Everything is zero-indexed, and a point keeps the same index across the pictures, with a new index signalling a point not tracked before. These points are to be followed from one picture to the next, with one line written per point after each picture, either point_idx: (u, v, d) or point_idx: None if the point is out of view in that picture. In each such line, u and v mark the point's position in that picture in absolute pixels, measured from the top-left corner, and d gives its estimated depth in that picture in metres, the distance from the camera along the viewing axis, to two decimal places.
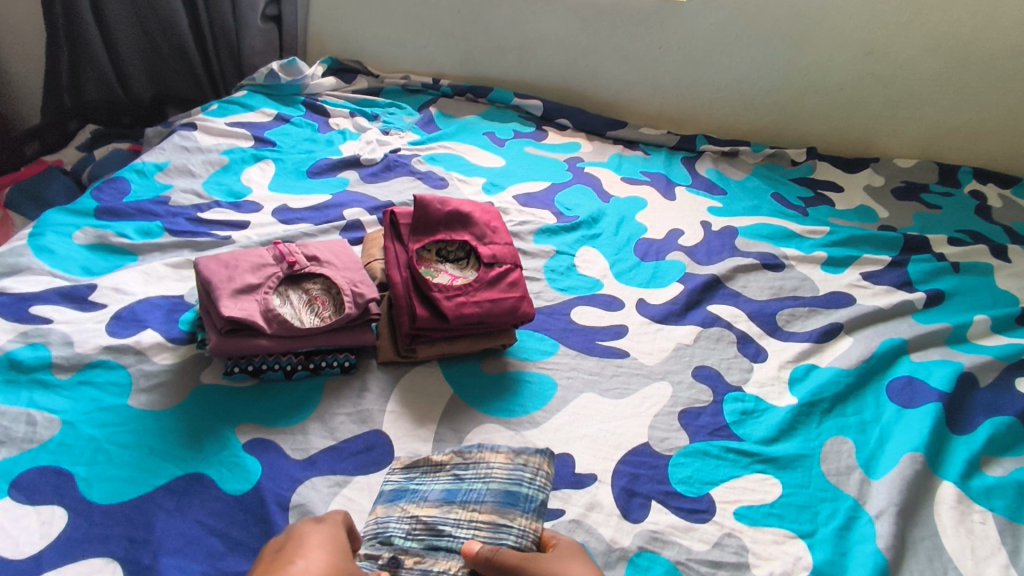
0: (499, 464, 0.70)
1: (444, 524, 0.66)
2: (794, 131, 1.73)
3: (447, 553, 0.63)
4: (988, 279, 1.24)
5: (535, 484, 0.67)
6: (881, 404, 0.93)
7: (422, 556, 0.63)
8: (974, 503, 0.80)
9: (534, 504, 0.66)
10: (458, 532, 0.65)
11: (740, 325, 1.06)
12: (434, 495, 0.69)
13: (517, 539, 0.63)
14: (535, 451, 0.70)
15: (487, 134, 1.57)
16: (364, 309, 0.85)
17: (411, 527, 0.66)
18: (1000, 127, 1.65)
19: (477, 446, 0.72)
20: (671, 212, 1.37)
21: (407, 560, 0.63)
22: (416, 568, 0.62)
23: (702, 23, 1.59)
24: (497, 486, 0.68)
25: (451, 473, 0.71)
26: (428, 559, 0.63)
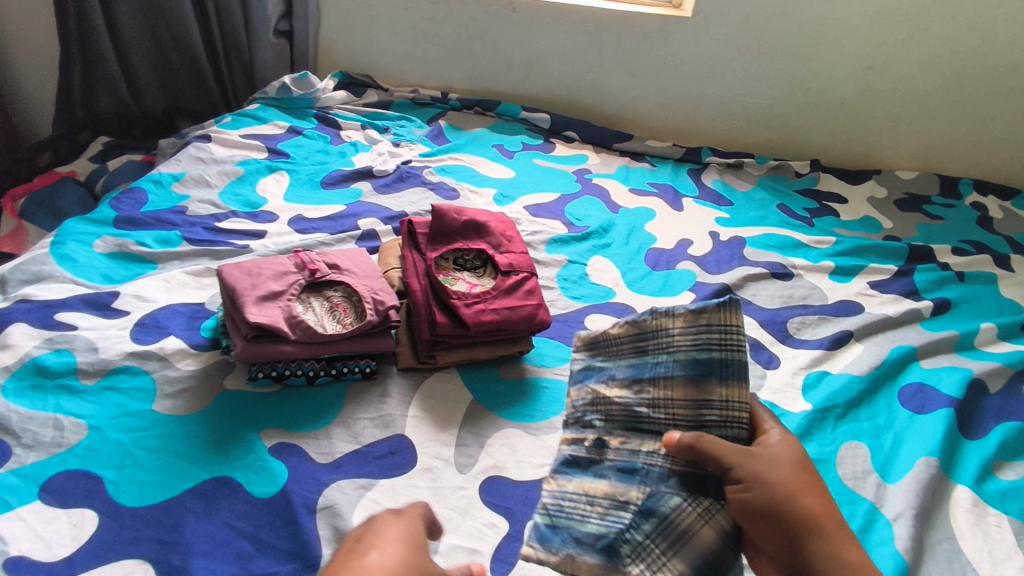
0: (680, 329, 0.63)
1: (638, 404, 0.66)
2: (798, 144, 1.76)
3: (652, 434, 0.64)
4: (993, 288, 1.26)
5: (725, 345, 0.59)
6: (893, 410, 0.94)
7: (628, 437, 0.66)
8: (989, 507, 0.81)
9: (730, 369, 0.59)
10: (654, 411, 0.64)
11: (752, 333, 1.07)
12: (622, 374, 0.70)
13: (722, 414, 0.60)
14: (717, 306, 0.60)
15: (495, 146, 1.59)
16: (385, 315, 0.87)
17: (609, 411, 0.70)
18: (998, 139, 1.69)
19: (653, 314, 0.66)
20: (679, 222, 1.39)
21: (613, 441, 0.68)
22: (625, 450, 0.66)
23: (706, 39, 1.62)
24: (684, 357, 0.62)
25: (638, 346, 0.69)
26: (634, 440, 0.66)
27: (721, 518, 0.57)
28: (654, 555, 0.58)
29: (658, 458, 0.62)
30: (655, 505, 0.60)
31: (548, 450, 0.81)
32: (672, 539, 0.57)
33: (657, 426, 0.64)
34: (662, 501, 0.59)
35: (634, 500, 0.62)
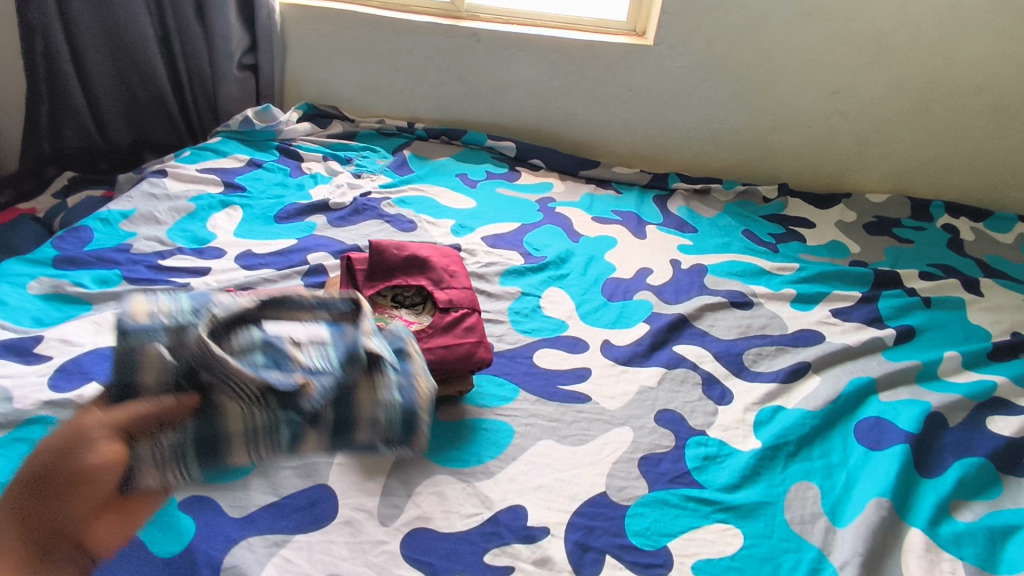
0: None
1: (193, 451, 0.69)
2: (768, 168, 1.75)
3: (245, 447, 0.71)
4: (960, 314, 1.23)
5: None
6: (848, 447, 0.90)
7: (258, 441, 0.72)
8: (943, 552, 0.76)
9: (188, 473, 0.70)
10: (199, 457, 0.69)
11: (706, 365, 1.04)
12: (168, 451, 0.68)
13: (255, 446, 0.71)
14: None
15: (459, 176, 1.58)
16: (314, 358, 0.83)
17: (195, 439, 0.68)
18: (968, 160, 1.68)
19: None
20: (640, 250, 1.36)
21: (248, 426, 0.70)
22: (268, 426, 0.71)
23: (671, 66, 1.61)
24: (168, 480, 0.69)
25: (236, 377, 0.69)
26: (262, 445, 0.72)
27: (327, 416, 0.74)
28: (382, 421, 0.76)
29: (291, 434, 0.73)
30: (346, 419, 0.75)
31: (477, 499, 0.77)
32: (403, 431, 0.77)
33: (213, 454, 0.70)
34: (338, 408, 0.74)
35: (325, 414, 0.74)
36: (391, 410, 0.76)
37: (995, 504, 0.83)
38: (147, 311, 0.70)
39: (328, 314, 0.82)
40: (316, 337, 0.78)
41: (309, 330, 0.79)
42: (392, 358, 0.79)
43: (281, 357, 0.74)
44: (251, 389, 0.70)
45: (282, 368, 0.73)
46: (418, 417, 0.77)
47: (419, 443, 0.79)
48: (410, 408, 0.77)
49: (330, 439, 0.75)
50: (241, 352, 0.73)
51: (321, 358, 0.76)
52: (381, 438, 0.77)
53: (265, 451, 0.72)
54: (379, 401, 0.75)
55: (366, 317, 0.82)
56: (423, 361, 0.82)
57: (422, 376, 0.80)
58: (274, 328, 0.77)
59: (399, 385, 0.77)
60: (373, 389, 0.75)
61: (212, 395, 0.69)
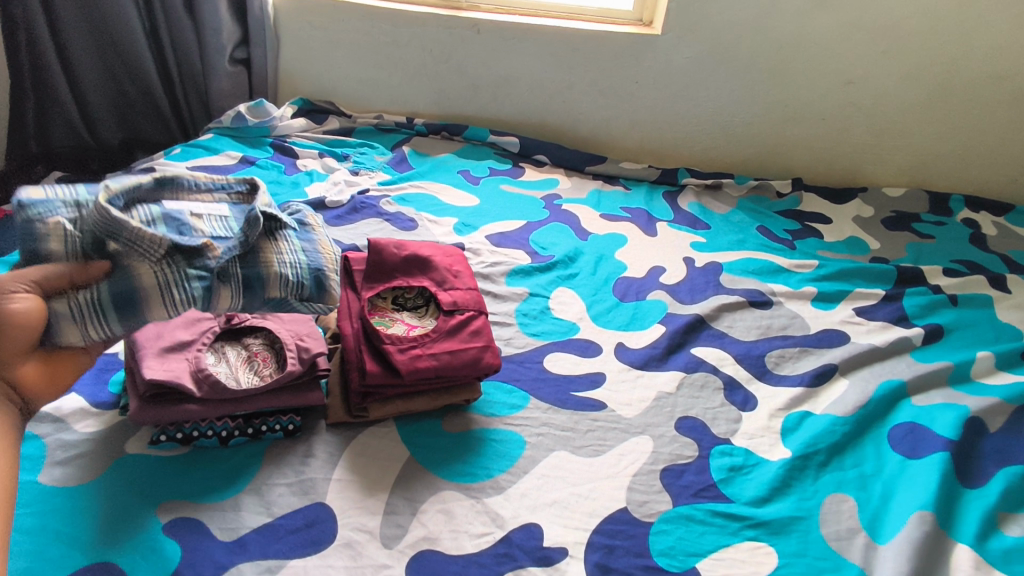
0: None
1: (110, 307, 0.65)
2: (779, 162, 1.69)
3: (168, 304, 0.67)
4: (989, 312, 1.18)
5: None
6: (883, 455, 0.83)
7: (178, 302, 0.67)
8: (993, 570, 0.70)
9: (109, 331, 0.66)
10: (117, 313, 0.65)
11: (727, 369, 0.97)
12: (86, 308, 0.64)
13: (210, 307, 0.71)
14: None
15: (461, 172, 1.52)
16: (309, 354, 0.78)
17: (108, 292, 0.65)
18: (987, 152, 1.62)
19: None
20: (651, 248, 1.30)
21: (164, 280, 0.66)
22: (189, 282, 0.68)
23: (679, 57, 1.56)
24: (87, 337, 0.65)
25: (139, 239, 0.65)
26: (180, 305, 0.68)
27: (241, 271, 0.72)
28: (299, 274, 0.77)
29: (211, 288, 0.70)
30: (262, 278, 0.74)
31: (488, 517, 0.70)
32: (315, 288, 0.79)
33: (126, 313, 0.65)
34: (252, 266, 0.73)
35: (233, 270, 0.72)
36: (299, 270, 0.77)
37: None
38: (44, 190, 0.66)
39: (228, 196, 0.80)
40: (217, 213, 0.76)
41: (211, 206, 0.77)
42: (290, 226, 0.79)
43: (184, 224, 0.71)
44: (153, 247, 0.65)
45: (185, 233, 0.70)
46: (326, 274, 0.80)
47: (333, 299, 0.81)
48: (317, 268, 0.79)
49: (249, 297, 0.73)
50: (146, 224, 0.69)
51: (226, 229, 0.75)
52: (298, 296, 0.78)
53: (183, 309, 0.68)
54: (282, 260, 0.75)
55: (262, 191, 0.81)
56: (325, 233, 0.85)
57: (325, 245, 0.82)
58: (174, 204, 0.73)
59: (303, 249, 0.79)
60: (276, 248, 0.76)
61: (119, 259, 0.65)
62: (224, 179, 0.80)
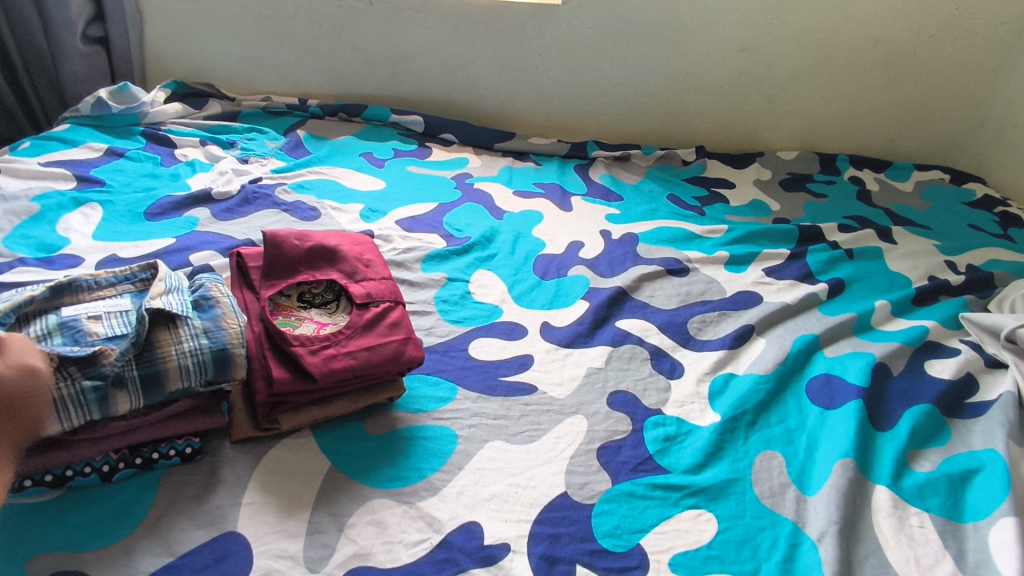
0: None
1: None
2: (683, 132, 1.72)
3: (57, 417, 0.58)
4: (880, 263, 1.26)
5: None
6: (804, 408, 0.85)
7: (69, 414, 0.58)
8: (910, 506, 0.72)
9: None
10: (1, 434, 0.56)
11: (652, 339, 0.96)
12: None
13: (86, 409, 0.59)
14: None
15: (364, 155, 1.42)
16: (214, 391, 0.68)
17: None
18: (866, 113, 1.73)
19: None
20: (567, 223, 1.27)
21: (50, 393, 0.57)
22: (77, 393, 0.58)
23: (581, 28, 1.53)
24: None
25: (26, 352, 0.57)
26: (71, 415, 0.58)
27: (141, 372, 0.62)
28: (202, 356, 0.64)
29: (109, 399, 0.60)
30: (162, 375, 0.62)
31: (424, 522, 0.64)
32: (217, 370, 0.65)
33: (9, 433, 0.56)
34: (157, 362, 0.62)
35: (131, 373, 0.61)
36: (198, 355, 0.64)
37: (948, 449, 0.80)
38: None
39: (132, 285, 0.70)
40: (117, 309, 0.66)
41: (109, 303, 0.67)
42: (189, 305, 0.67)
43: (77, 335, 0.61)
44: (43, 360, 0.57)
45: (77, 343, 0.60)
46: (233, 351, 0.66)
47: (242, 373, 0.67)
48: (218, 347, 0.65)
49: (150, 396, 0.62)
50: (38, 340, 0.61)
51: (126, 325, 0.64)
52: (203, 382, 0.65)
53: (81, 418, 0.59)
54: (181, 349, 0.63)
55: (167, 272, 0.71)
56: (231, 302, 0.70)
57: (233, 315, 0.69)
58: (71, 310, 0.64)
59: (205, 329, 0.66)
60: (174, 339, 0.64)
61: None
62: (127, 270, 0.71)
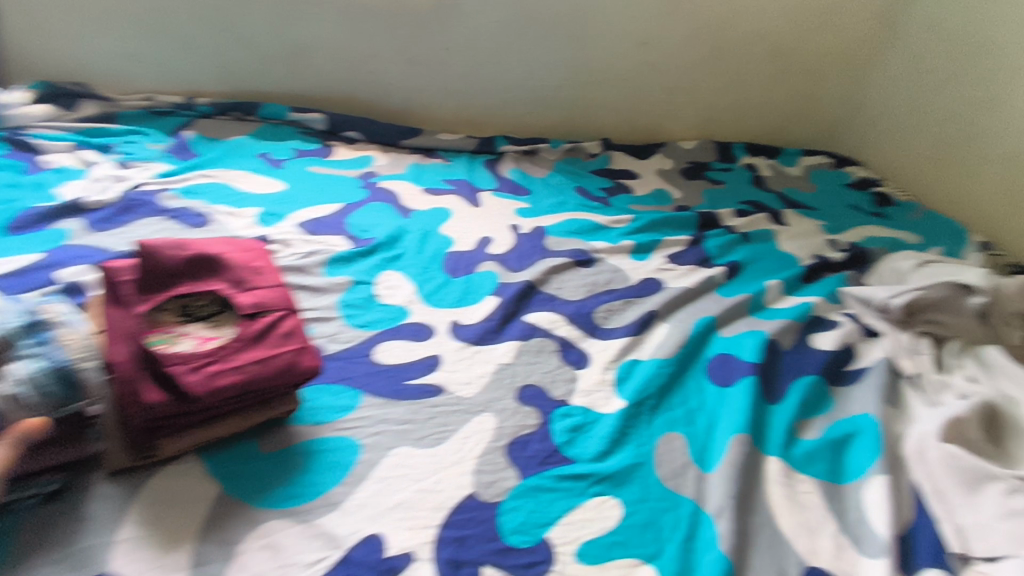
0: None
1: None
2: (590, 124, 1.75)
3: None
4: (773, 245, 1.33)
5: None
6: (703, 388, 0.89)
7: None
8: (798, 474, 0.76)
9: None
10: None
11: (560, 331, 0.96)
12: None
13: None
14: None
15: (260, 155, 1.35)
16: (77, 422, 0.62)
17: None
18: (759, 103, 1.83)
19: None
20: (477, 218, 1.26)
21: None
22: None
23: (483, 22, 1.52)
24: None
25: None
26: None
27: None
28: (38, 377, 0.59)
29: None
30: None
31: (323, 540, 0.62)
32: (64, 391, 0.60)
33: None
34: None
35: None
36: (32, 376, 0.58)
37: (832, 416, 0.86)
38: None
39: None
40: None
41: None
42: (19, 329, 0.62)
43: None
44: None
45: None
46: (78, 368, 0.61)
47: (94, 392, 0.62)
48: (57, 365, 0.60)
49: None
50: None
51: None
52: (53, 409, 0.59)
53: None
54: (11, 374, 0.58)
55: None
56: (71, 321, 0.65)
57: (72, 333, 0.64)
58: None
59: (40, 352, 0.60)
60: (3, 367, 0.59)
61: None
62: None
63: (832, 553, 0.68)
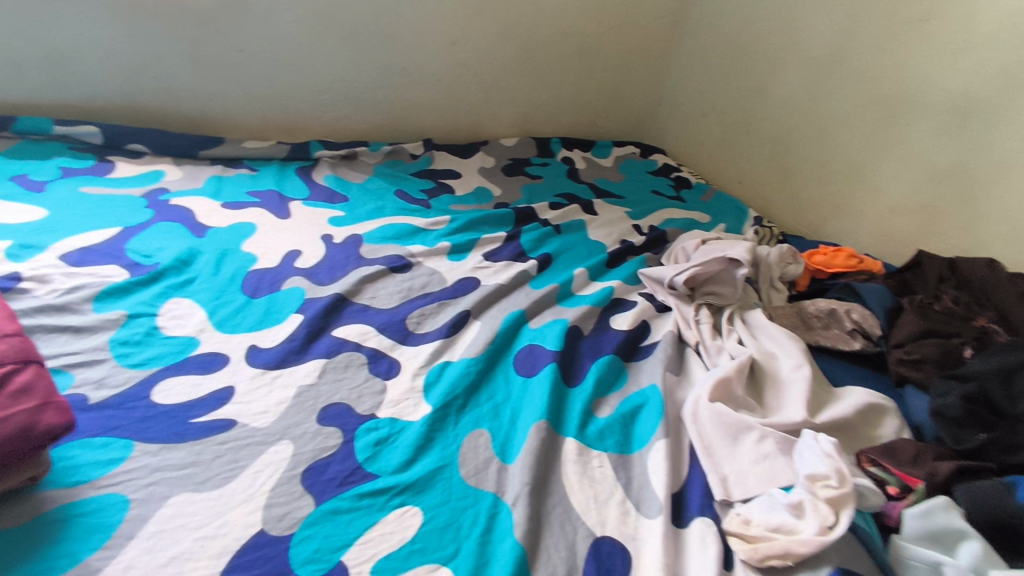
0: None
1: None
2: (410, 125, 1.75)
3: None
4: (583, 234, 1.42)
5: None
6: (510, 381, 0.92)
7: None
8: (592, 451, 0.83)
9: None
10: None
11: (370, 342, 0.94)
12: None
13: None
14: None
15: (16, 178, 1.18)
16: None
17: None
18: (571, 98, 1.94)
19: None
20: (285, 231, 1.19)
21: None
22: None
23: (280, 22, 1.44)
24: None
25: None
26: None
27: None
28: None
29: None
30: None
31: None
32: None
33: None
34: None
35: None
36: None
37: (624, 391, 0.94)
38: None
39: None
40: None
41: None
42: None
43: None
44: None
45: None
46: None
47: None
48: None
49: None
50: None
51: None
52: None
53: None
54: None
55: None
56: None
57: None
58: None
59: None
60: None
61: None
62: None
63: (618, 520, 0.74)
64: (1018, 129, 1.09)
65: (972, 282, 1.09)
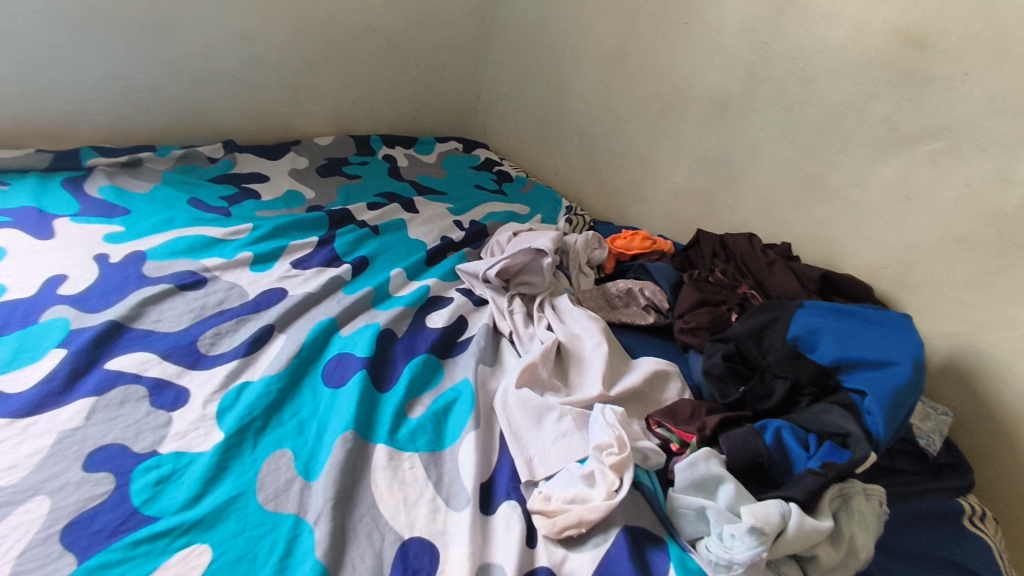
0: None
1: None
2: (207, 125, 1.61)
3: None
4: (402, 233, 1.41)
5: None
6: (317, 395, 0.89)
7: None
8: (403, 453, 0.83)
9: None
10: None
11: (152, 371, 0.86)
12: None
13: None
14: None
15: None
16: None
17: None
18: (386, 95, 1.91)
19: None
20: (45, 254, 1.03)
21: None
22: None
23: (20, 12, 1.23)
24: None
25: None
26: None
27: None
28: None
29: None
30: None
31: None
32: None
33: None
34: None
35: None
36: None
37: (438, 389, 0.96)
38: None
39: None
40: None
41: None
42: None
43: None
44: None
45: None
46: None
47: None
48: None
49: None
50: None
51: None
52: None
53: None
54: None
55: None
56: None
57: None
58: None
59: None
60: None
61: None
62: None
63: (427, 519, 0.74)
64: (760, 120, 1.27)
65: (735, 255, 1.27)
